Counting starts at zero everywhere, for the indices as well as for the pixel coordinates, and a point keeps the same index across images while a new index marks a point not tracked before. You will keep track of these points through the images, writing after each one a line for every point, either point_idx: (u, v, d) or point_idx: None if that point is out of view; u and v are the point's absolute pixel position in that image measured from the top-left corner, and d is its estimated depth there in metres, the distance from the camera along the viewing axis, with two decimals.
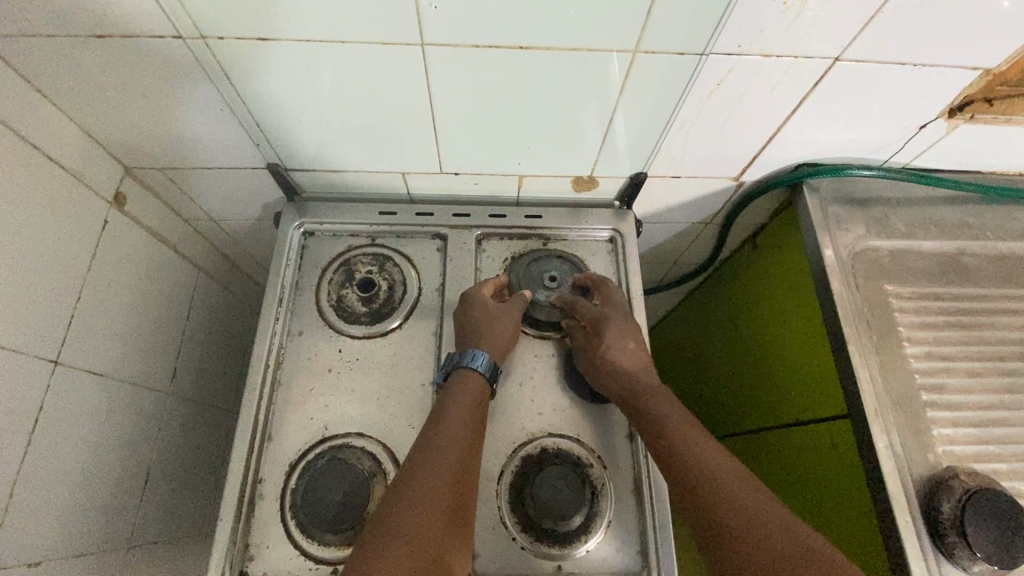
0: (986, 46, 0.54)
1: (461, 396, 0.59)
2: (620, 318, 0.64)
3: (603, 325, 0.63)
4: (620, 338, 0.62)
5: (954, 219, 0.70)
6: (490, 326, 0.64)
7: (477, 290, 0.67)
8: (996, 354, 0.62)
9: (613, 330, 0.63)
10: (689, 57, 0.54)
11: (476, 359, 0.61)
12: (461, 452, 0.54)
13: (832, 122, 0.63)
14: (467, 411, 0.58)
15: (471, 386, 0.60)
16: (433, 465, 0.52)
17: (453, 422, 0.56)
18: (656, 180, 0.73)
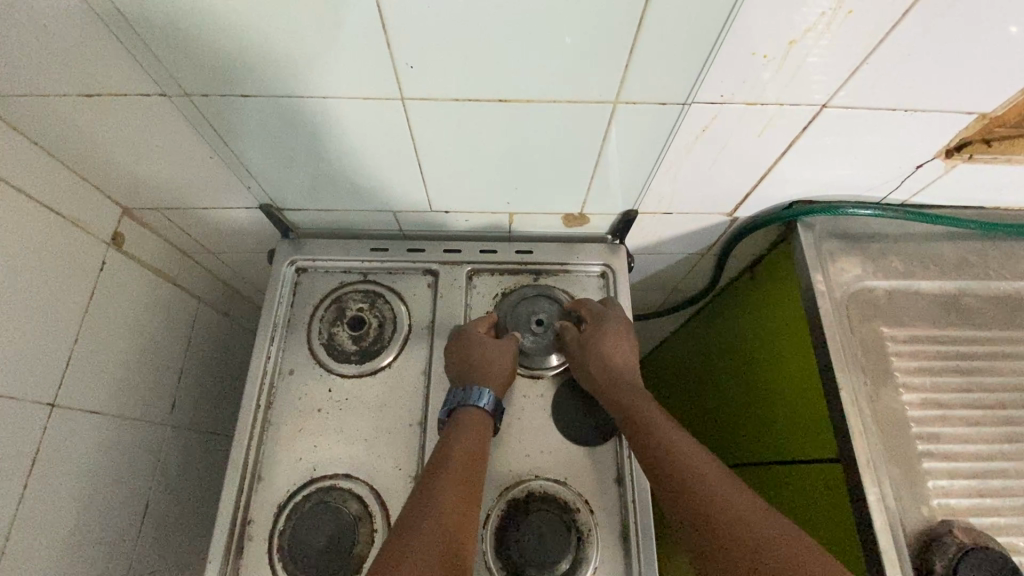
0: (980, 91, 0.52)
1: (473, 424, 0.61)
2: (618, 319, 0.68)
3: (604, 319, 0.68)
4: (619, 332, 0.66)
5: (955, 257, 0.68)
6: (490, 364, 0.64)
7: (471, 327, 0.68)
8: (996, 402, 0.60)
9: (613, 324, 0.67)
10: (671, 106, 0.53)
11: (481, 396, 0.62)
12: (467, 481, 0.55)
13: (824, 164, 0.61)
14: (469, 446, 0.58)
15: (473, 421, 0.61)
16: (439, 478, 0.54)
17: (457, 440, 0.58)
18: (647, 216, 0.73)
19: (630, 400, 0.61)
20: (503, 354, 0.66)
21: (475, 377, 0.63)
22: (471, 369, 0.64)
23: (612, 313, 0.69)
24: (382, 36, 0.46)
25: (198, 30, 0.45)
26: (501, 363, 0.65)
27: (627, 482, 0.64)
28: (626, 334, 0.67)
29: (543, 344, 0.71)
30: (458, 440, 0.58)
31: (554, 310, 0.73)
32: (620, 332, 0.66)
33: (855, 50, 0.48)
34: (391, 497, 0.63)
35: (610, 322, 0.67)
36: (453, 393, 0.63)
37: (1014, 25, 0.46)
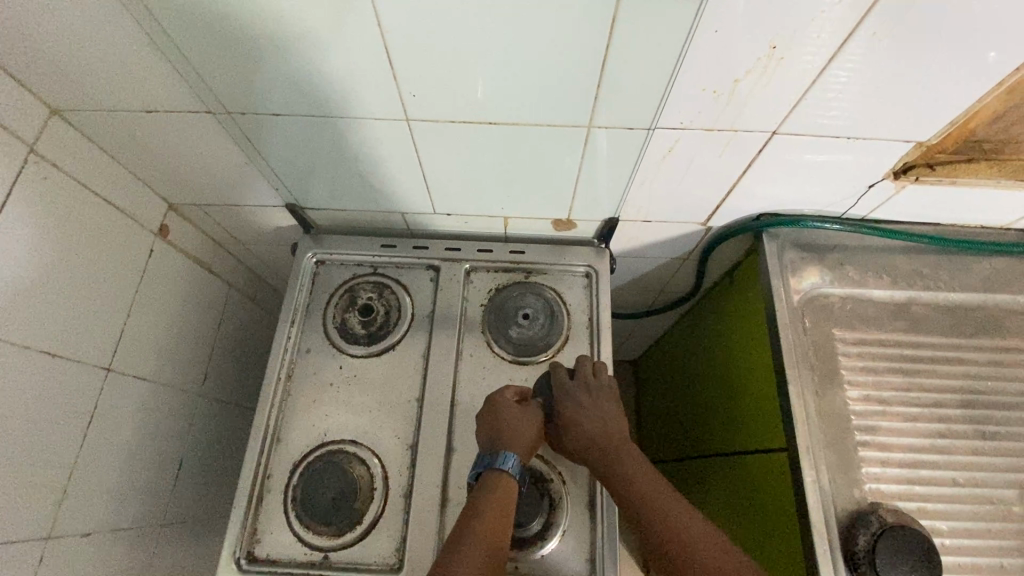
0: (914, 122, 0.58)
1: (501, 488, 0.61)
2: (595, 387, 0.70)
3: (563, 400, 0.68)
4: (597, 401, 0.68)
5: (909, 269, 0.74)
6: (518, 427, 0.66)
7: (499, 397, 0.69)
8: (932, 401, 0.67)
9: (569, 403, 0.68)
10: (638, 131, 0.61)
11: (512, 458, 0.63)
12: (497, 531, 0.57)
13: (783, 181, 0.68)
14: (503, 500, 0.60)
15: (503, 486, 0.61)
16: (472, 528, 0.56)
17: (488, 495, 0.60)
18: (629, 223, 0.80)
19: (620, 478, 0.61)
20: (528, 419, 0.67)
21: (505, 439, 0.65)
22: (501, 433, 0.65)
23: (573, 386, 0.70)
24: (390, 69, 0.54)
25: (239, 63, 0.55)
26: (530, 427, 0.66)
27: None
28: (590, 403, 0.67)
29: (528, 335, 0.79)
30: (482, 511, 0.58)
31: (541, 305, 0.82)
32: (584, 406, 0.67)
33: (794, 89, 0.54)
34: (389, 461, 0.72)
35: (569, 400, 0.68)
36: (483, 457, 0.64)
37: (995, 52, 0.51)
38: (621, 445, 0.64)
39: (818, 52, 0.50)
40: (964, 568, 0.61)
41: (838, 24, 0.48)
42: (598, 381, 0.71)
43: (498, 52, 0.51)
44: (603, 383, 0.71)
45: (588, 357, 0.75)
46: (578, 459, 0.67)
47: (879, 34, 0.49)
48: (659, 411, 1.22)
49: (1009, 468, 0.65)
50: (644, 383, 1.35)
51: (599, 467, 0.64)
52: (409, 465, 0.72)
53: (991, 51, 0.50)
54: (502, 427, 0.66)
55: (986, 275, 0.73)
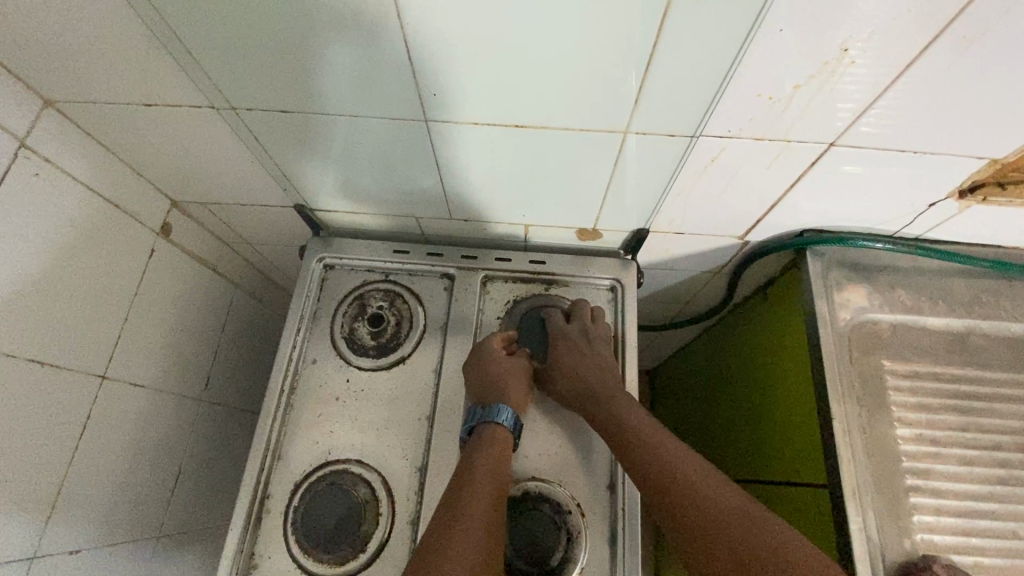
0: (991, 137, 0.52)
1: (497, 437, 0.64)
2: (594, 332, 0.72)
3: (560, 344, 0.71)
4: (595, 346, 0.70)
5: (966, 295, 0.68)
6: (511, 380, 0.68)
7: (488, 345, 0.71)
8: (991, 443, 0.61)
9: (567, 348, 0.71)
10: (680, 138, 0.55)
11: (506, 411, 0.65)
12: (500, 466, 0.61)
13: (834, 197, 0.62)
14: (501, 445, 0.64)
15: (499, 439, 0.64)
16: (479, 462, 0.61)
17: (489, 441, 0.63)
18: (659, 234, 0.75)
19: (615, 421, 0.63)
20: (519, 368, 0.70)
21: (499, 392, 0.67)
22: (494, 385, 0.67)
23: (570, 331, 0.72)
24: (409, 66, 0.49)
25: (244, 56, 0.50)
26: (521, 377, 0.69)
27: (618, 490, 0.67)
28: (586, 350, 0.70)
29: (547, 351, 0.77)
30: (476, 469, 0.60)
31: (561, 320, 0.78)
32: (582, 352, 0.69)
33: (860, 96, 0.48)
34: (396, 484, 0.68)
35: (567, 345, 0.71)
36: (475, 408, 0.67)
37: None
38: (613, 387, 0.66)
39: (890, 58, 0.45)
40: None
41: (919, 25, 0.42)
42: (595, 326, 0.73)
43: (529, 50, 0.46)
44: (601, 328, 0.73)
45: (584, 300, 0.76)
46: (570, 403, 0.68)
47: (969, 36, 0.43)
48: (678, 428, 1.17)
49: None
50: (663, 396, 1.29)
51: (591, 409, 0.65)
52: (417, 490, 0.67)
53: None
54: (494, 379, 0.67)
55: None
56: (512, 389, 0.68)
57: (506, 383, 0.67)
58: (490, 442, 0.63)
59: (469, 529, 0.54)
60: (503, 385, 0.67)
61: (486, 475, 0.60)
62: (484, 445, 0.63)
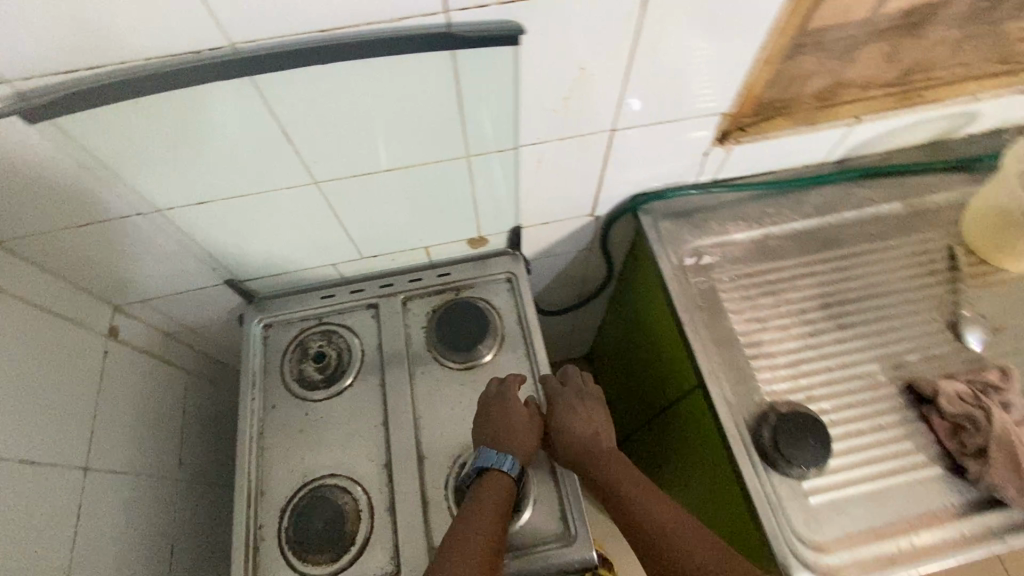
0: (714, 98, 0.73)
1: (499, 482, 0.72)
2: (587, 394, 0.82)
3: (557, 402, 0.81)
4: (590, 408, 0.80)
5: (758, 211, 0.91)
6: (519, 432, 0.76)
7: (494, 399, 0.79)
8: (796, 309, 0.82)
9: (565, 406, 0.80)
10: (506, 151, 0.73)
11: (513, 461, 0.73)
12: (501, 499, 0.71)
13: (638, 164, 0.83)
14: (502, 484, 0.72)
15: (502, 484, 0.72)
16: (482, 498, 0.70)
17: (494, 485, 0.72)
18: (533, 228, 0.95)
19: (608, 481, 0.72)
20: (526, 423, 0.78)
21: (506, 442, 0.75)
22: (503, 435, 0.75)
23: (568, 391, 0.82)
24: (288, 144, 0.65)
25: (159, 166, 0.65)
26: (526, 429, 0.77)
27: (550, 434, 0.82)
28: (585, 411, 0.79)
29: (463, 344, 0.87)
30: (480, 503, 0.70)
31: (468, 313, 0.90)
32: (576, 410, 0.79)
33: (614, 93, 0.68)
34: (369, 482, 0.80)
35: (565, 404, 0.80)
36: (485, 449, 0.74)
37: (737, 38, 0.65)
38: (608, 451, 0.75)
39: (618, 62, 0.63)
40: (852, 435, 0.73)
41: (619, 45, 0.61)
42: (588, 387, 0.83)
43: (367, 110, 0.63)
44: (591, 391, 0.83)
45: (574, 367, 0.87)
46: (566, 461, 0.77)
47: (658, 43, 0.62)
48: (614, 387, 1.35)
49: (872, 346, 0.79)
50: (599, 366, 1.48)
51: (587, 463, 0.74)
52: (387, 483, 0.80)
53: (746, 38, 0.65)
54: (501, 428, 0.76)
55: (816, 202, 0.91)
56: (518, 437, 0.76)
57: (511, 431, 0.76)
58: (496, 480, 0.72)
59: (463, 550, 0.64)
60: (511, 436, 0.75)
61: (487, 506, 0.69)
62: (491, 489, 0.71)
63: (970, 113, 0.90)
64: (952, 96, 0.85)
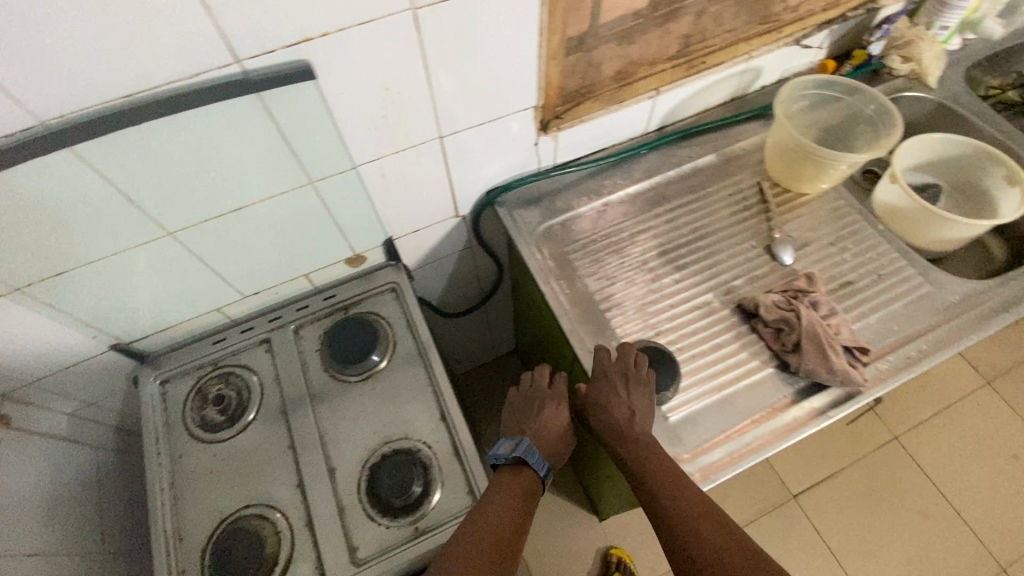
0: (521, 95, 0.83)
1: (523, 476, 0.80)
2: (631, 376, 0.78)
3: (601, 380, 0.79)
4: (631, 391, 0.77)
5: (597, 185, 1.03)
6: (545, 426, 0.87)
7: (522, 396, 0.91)
8: (639, 261, 0.94)
9: (606, 385, 0.78)
10: (347, 173, 0.81)
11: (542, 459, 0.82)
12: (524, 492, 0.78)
13: (478, 163, 0.92)
14: (527, 479, 0.80)
15: (527, 478, 0.80)
16: (509, 486, 0.78)
17: (519, 476, 0.80)
18: (404, 239, 1.01)
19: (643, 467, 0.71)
20: (554, 417, 0.88)
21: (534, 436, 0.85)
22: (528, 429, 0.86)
23: (613, 371, 0.79)
24: (132, 202, 0.71)
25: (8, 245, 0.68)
26: (552, 423, 0.87)
27: (447, 419, 0.89)
28: (626, 391, 0.77)
29: (351, 358, 0.93)
30: (504, 489, 0.77)
31: (354, 327, 0.96)
32: (614, 395, 0.77)
33: (427, 106, 0.76)
34: (284, 503, 0.84)
35: (607, 387, 0.78)
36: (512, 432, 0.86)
37: (518, 45, 0.75)
38: (642, 435, 0.75)
39: (418, 79, 0.72)
40: (698, 359, 0.85)
41: (413, 66, 0.70)
42: (636, 370, 0.79)
43: (192, 155, 0.69)
44: (642, 372, 0.79)
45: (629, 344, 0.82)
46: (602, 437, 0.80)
47: (447, 58, 0.71)
48: None
49: (704, 280, 0.91)
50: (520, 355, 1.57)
51: (615, 442, 0.76)
52: (302, 500, 0.84)
53: (527, 42, 0.75)
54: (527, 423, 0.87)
55: (644, 168, 1.04)
56: (539, 426, 0.87)
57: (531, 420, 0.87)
58: (523, 474, 0.80)
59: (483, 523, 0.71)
60: (534, 428, 0.87)
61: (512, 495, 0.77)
62: (511, 474, 0.79)
63: (752, 69, 1.05)
64: (729, 58, 1.00)
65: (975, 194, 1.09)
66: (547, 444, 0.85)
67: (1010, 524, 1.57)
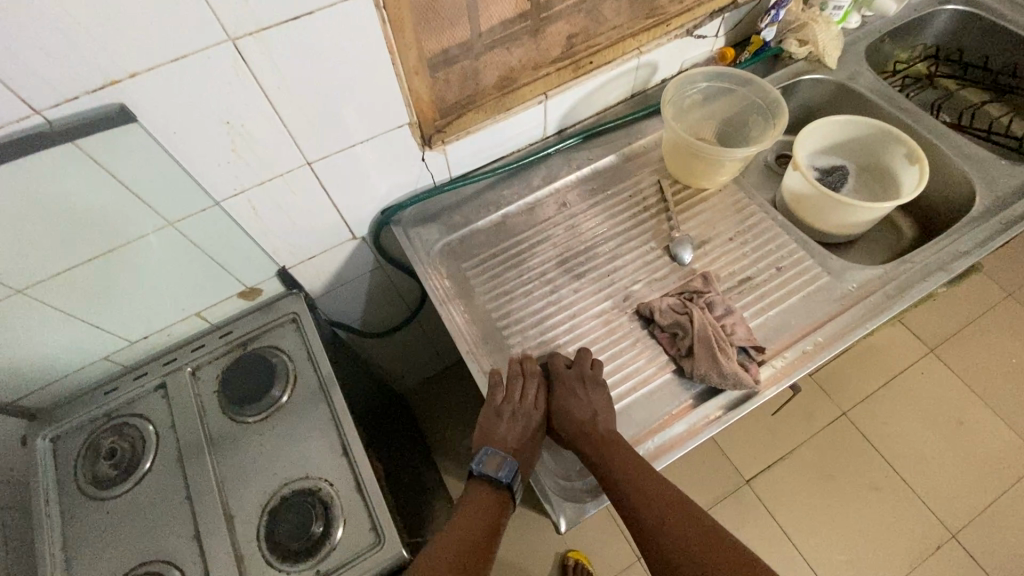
0: (388, 113, 0.79)
1: (492, 495, 0.79)
2: (589, 379, 0.79)
3: (558, 386, 0.80)
4: (589, 394, 0.77)
5: (495, 196, 1.00)
6: (517, 435, 0.80)
7: (495, 404, 0.80)
8: (537, 272, 0.92)
9: (563, 391, 0.79)
10: (209, 209, 0.77)
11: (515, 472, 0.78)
12: (494, 512, 0.77)
13: (362, 186, 0.88)
14: (497, 499, 0.78)
15: (497, 496, 0.79)
16: (480, 507, 0.77)
17: (489, 495, 0.79)
18: (298, 266, 0.96)
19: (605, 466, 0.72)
20: (526, 423, 0.81)
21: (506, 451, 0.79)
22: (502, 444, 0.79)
23: (569, 377, 0.79)
24: None
25: None
26: (526, 429, 0.81)
27: (349, 453, 0.86)
28: (585, 394, 0.77)
29: (248, 401, 0.90)
30: (475, 510, 0.77)
31: (251, 365, 0.93)
32: (574, 397, 0.77)
33: (281, 135, 0.73)
34: (180, 557, 0.81)
35: (565, 393, 0.78)
36: (508, 461, 0.78)
37: (370, 64, 0.72)
38: (607, 435, 0.74)
39: (261, 110, 0.68)
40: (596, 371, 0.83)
41: (251, 97, 0.66)
42: (593, 373, 0.79)
43: (26, 208, 0.66)
44: (597, 374, 0.79)
45: (587, 348, 0.82)
46: (568, 439, 0.80)
47: (288, 84, 0.68)
48: None
49: (602, 288, 0.90)
50: None
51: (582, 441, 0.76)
52: (199, 552, 0.81)
53: (378, 60, 0.72)
54: (504, 435, 0.80)
55: (543, 174, 1.02)
56: (525, 447, 0.80)
57: (519, 441, 0.80)
58: (496, 492, 0.79)
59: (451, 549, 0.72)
60: (519, 448, 0.80)
61: (483, 517, 0.76)
62: (484, 491, 0.79)
63: (647, 64, 1.02)
64: (618, 56, 0.97)
65: (880, 175, 1.08)
66: (524, 456, 0.80)
67: (961, 488, 1.56)
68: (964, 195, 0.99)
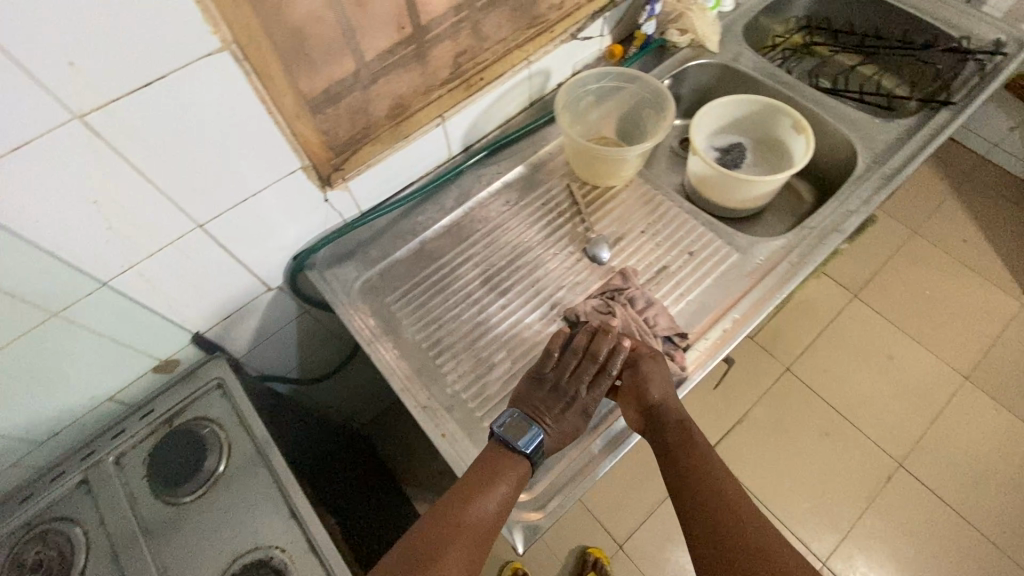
0: (277, 163, 0.77)
1: (508, 474, 0.71)
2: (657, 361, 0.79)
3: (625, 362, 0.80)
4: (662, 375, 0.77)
5: (410, 224, 1.00)
6: (557, 409, 0.77)
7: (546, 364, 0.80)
8: (463, 295, 0.92)
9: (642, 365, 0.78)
10: (97, 291, 0.72)
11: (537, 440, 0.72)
12: (499, 504, 0.70)
13: (266, 238, 0.85)
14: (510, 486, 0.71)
15: (516, 472, 0.71)
16: (488, 493, 0.69)
17: (501, 482, 0.70)
18: (214, 329, 0.92)
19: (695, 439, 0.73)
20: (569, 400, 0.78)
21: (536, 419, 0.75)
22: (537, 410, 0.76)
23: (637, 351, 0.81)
24: None
25: None
26: (568, 406, 0.77)
27: (297, 514, 0.83)
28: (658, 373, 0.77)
29: (180, 482, 0.85)
30: (487, 490, 0.70)
31: (179, 442, 0.88)
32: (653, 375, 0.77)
33: (161, 203, 0.69)
34: None
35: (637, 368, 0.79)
36: (533, 427, 0.73)
37: (244, 116, 0.69)
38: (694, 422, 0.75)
39: (132, 181, 0.65)
40: None
41: (118, 170, 0.63)
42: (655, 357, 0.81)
43: None
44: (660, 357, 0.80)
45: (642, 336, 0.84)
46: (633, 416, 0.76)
47: (156, 151, 0.64)
48: None
49: (528, 300, 0.91)
50: None
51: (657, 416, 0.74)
52: None
53: (252, 111, 0.69)
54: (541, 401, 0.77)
55: (455, 195, 1.02)
56: (560, 421, 0.76)
57: (557, 414, 0.76)
58: (510, 476, 0.71)
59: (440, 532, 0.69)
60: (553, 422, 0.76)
61: (490, 504, 0.69)
62: (507, 460, 0.72)
63: (538, 73, 1.04)
64: (508, 69, 0.98)
65: (774, 147, 1.14)
66: (555, 434, 0.75)
67: (898, 417, 1.67)
68: (847, 155, 1.07)
